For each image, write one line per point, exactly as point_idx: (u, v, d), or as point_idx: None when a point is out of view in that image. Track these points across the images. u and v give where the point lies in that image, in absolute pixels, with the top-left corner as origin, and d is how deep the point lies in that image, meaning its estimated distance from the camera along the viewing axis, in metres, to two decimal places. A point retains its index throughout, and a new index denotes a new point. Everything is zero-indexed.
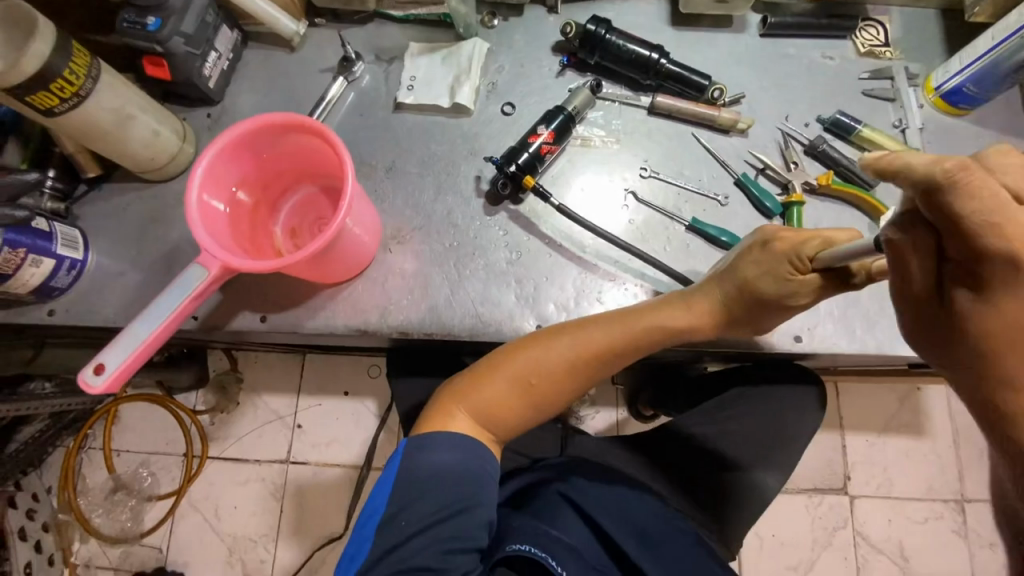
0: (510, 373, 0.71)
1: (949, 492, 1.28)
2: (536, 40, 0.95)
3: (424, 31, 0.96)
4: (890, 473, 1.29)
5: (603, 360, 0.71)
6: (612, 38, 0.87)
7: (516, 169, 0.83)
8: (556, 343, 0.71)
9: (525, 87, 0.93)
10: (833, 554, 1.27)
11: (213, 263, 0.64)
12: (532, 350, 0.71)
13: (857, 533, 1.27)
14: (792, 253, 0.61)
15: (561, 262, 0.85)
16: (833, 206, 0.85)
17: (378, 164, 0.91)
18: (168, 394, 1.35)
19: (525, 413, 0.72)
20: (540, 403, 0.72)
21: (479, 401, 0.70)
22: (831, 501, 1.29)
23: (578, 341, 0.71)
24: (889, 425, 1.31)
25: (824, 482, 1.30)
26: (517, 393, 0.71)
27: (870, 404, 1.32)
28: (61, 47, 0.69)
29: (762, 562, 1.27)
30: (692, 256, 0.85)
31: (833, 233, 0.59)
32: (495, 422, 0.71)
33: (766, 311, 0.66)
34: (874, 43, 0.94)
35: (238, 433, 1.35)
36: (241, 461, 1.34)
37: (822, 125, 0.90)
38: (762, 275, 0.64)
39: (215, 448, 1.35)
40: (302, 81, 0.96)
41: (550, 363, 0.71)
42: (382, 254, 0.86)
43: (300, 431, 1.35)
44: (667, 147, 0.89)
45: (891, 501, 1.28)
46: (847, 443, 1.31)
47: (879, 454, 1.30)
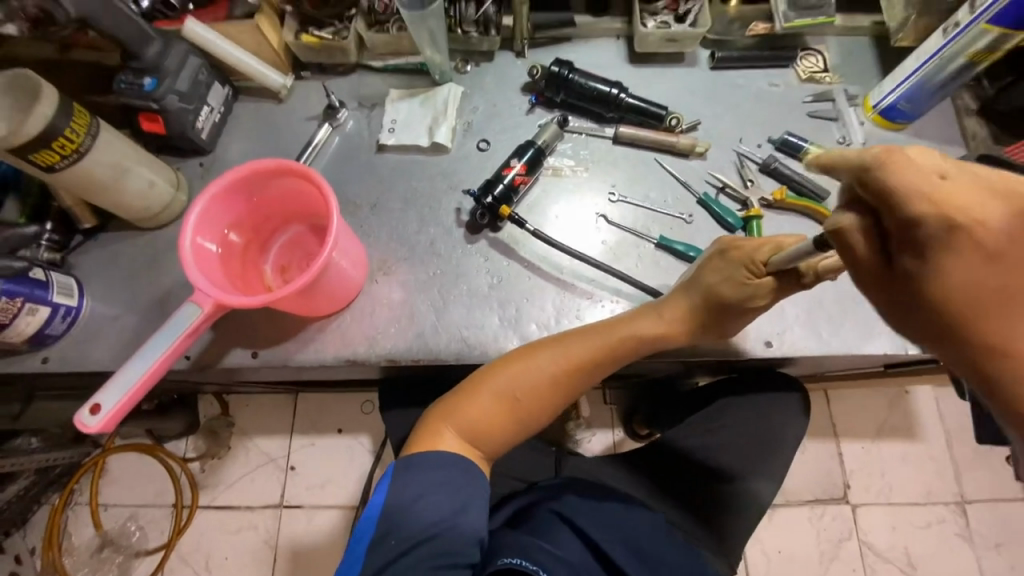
0: (495, 391, 0.73)
1: (949, 495, 1.29)
2: (506, 82, 1.03)
3: (404, 79, 1.04)
4: (889, 480, 1.31)
5: (584, 373, 0.74)
6: (575, 78, 0.95)
7: (493, 200, 0.89)
8: (537, 360, 0.74)
9: (499, 124, 1.00)
10: (841, 565, 1.26)
11: (206, 300, 0.67)
12: (515, 367, 0.74)
13: (863, 542, 1.28)
14: (747, 259, 0.66)
15: (540, 284, 0.90)
16: (790, 218, 0.92)
17: (363, 202, 0.96)
18: (158, 443, 1.34)
19: (511, 430, 0.74)
20: (526, 420, 0.74)
21: (465, 420, 0.72)
22: (834, 512, 1.29)
23: (558, 357, 0.74)
24: (881, 431, 1.34)
25: (824, 492, 1.30)
26: (502, 411, 0.73)
27: (861, 410, 1.35)
28: (64, 109, 0.75)
29: None
30: (664, 272, 0.90)
31: (783, 238, 0.65)
32: (483, 440, 0.73)
33: (730, 315, 0.70)
34: (814, 70, 1.03)
35: (230, 478, 1.34)
36: (233, 508, 1.32)
37: (773, 145, 0.97)
38: (722, 281, 0.69)
39: (206, 496, 1.33)
40: (290, 129, 1.02)
41: (532, 379, 0.74)
42: (369, 285, 0.90)
43: (293, 473, 1.34)
44: (633, 173, 0.96)
45: (893, 508, 1.29)
46: (844, 452, 1.33)
47: (877, 461, 1.32)
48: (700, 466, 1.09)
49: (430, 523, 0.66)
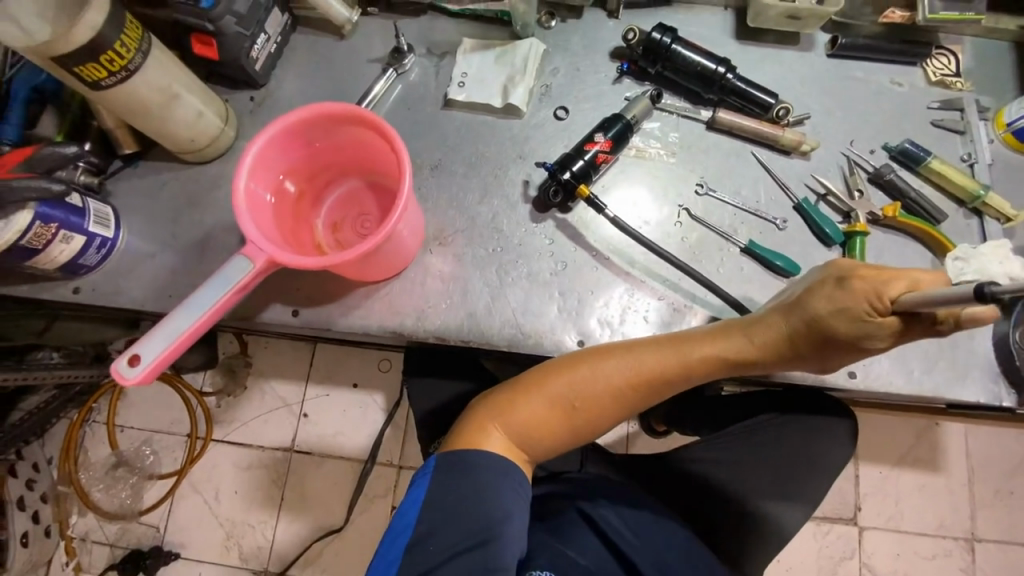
0: (552, 394, 0.68)
1: (959, 530, 1.25)
2: (593, 45, 0.92)
3: (479, 27, 0.93)
4: (901, 506, 1.26)
5: (653, 386, 0.68)
6: (677, 49, 0.84)
7: (569, 177, 0.80)
8: (601, 366, 0.68)
9: (580, 92, 0.90)
10: None
11: (260, 256, 0.61)
12: (575, 371, 0.68)
13: (863, 564, 1.24)
14: (871, 293, 0.57)
15: (607, 277, 0.82)
16: (897, 239, 0.82)
17: (424, 162, 0.88)
18: (177, 372, 1.32)
19: (563, 435, 0.69)
20: (582, 428, 0.69)
21: (517, 419, 0.68)
22: (840, 530, 1.26)
23: (626, 365, 0.68)
24: (902, 459, 1.28)
25: (834, 510, 1.26)
26: (556, 413, 0.68)
27: (889, 437, 1.29)
28: (115, 18, 0.66)
29: None
30: (746, 282, 0.81)
31: (919, 274, 0.55)
32: (532, 442, 0.69)
33: (831, 351, 0.62)
34: (944, 72, 0.90)
35: (244, 417, 1.33)
36: (245, 446, 1.32)
37: (889, 153, 0.86)
38: (835, 314, 0.59)
39: (221, 431, 1.32)
40: (348, 70, 0.93)
41: (595, 385, 0.68)
42: (422, 255, 0.83)
43: (306, 421, 1.32)
44: (725, 164, 0.86)
45: (899, 535, 1.25)
46: (860, 473, 1.28)
47: (891, 487, 1.27)
48: (733, 480, 1.04)
49: (474, 530, 0.62)
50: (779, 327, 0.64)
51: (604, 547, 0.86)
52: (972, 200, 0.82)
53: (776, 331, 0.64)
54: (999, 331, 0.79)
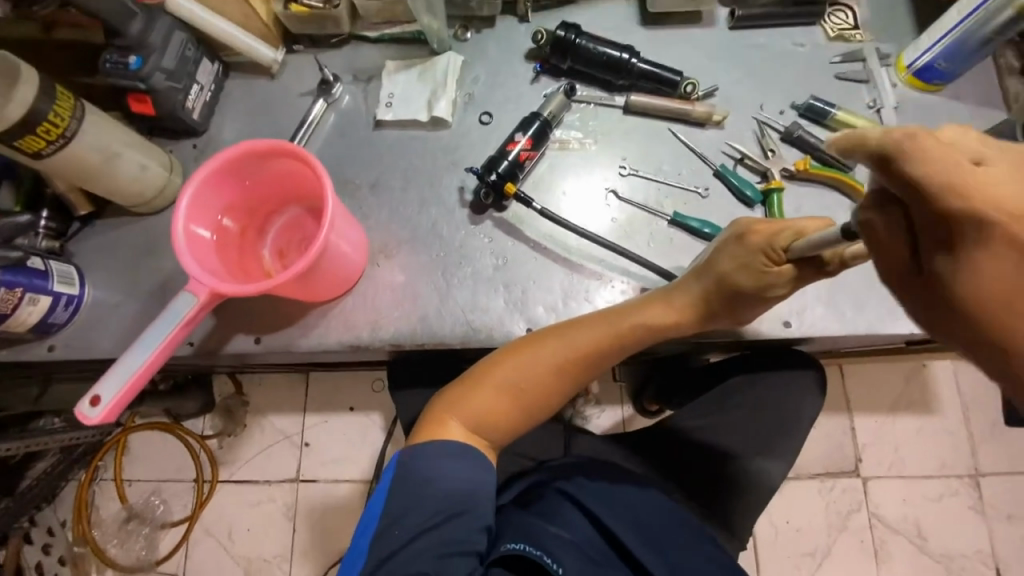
0: (499, 380, 0.72)
1: (962, 467, 1.27)
2: (509, 50, 0.97)
3: (400, 49, 0.98)
4: (902, 453, 1.29)
5: (589, 360, 0.73)
6: (583, 43, 0.89)
7: (497, 177, 0.84)
8: (542, 348, 0.73)
9: (501, 95, 0.95)
10: (850, 537, 1.26)
11: (201, 289, 0.65)
12: (518, 356, 0.73)
13: (873, 514, 1.27)
14: (766, 245, 0.62)
15: (547, 264, 0.87)
16: (815, 190, 0.87)
17: (362, 182, 0.92)
18: (177, 420, 1.38)
19: (515, 419, 0.73)
20: (530, 409, 0.73)
21: (470, 411, 0.72)
22: (845, 484, 1.28)
23: (563, 345, 0.73)
24: (897, 405, 1.31)
25: (836, 465, 1.29)
26: (506, 399, 0.72)
27: (875, 385, 1.32)
28: (46, 90, 0.72)
29: (778, 551, 1.26)
30: (677, 251, 0.86)
31: (807, 223, 0.60)
32: (487, 430, 0.72)
33: (744, 303, 0.67)
34: (843, 27, 0.94)
35: (247, 455, 1.36)
36: (252, 482, 1.35)
37: (797, 111, 0.91)
38: (739, 269, 0.65)
39: (226, 472, 1.36)
40: (284, 107, 0.98)
41: (537, 368, 0.72)
42: (370, 269, 0.88)
43: (308, 450, 1.36)
44: (645, 144, 0.91)
45: (904, 481, 1.28)
46: (856, 425, 1.31)
47: (889, 434, 1.30)
48: (708, 443, 1.08)
49: (436, 510, 0.67)
50: (695, 286, 0.70)
51: (590, 526, 0.87)
52: None
53: (692, 290, 0.70)
54: None
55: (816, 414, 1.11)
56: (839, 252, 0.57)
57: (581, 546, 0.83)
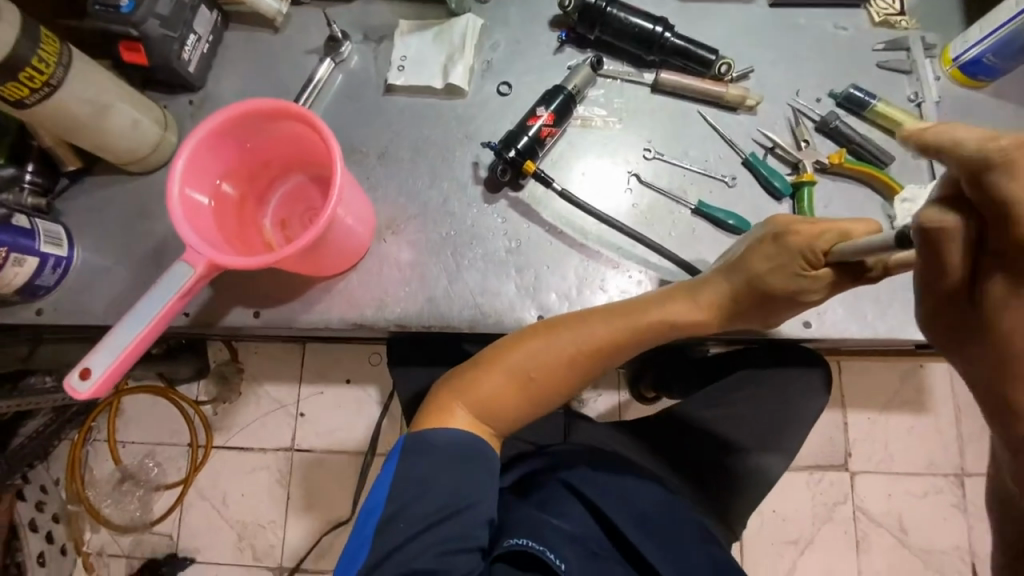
0: (510, 370, 0.70)
1: (949, 466, 1.28)
2: (532, 15, 0.90)
3: (414, 7, 0.91)
4: (891, 449, 1.29)
5: (604, 355, 0.70)
6: (613, 12, 0.82)
7: (515, 154, 0.80)
8: (558, 340, 0.70)
9: (522, 65, 0.88)
10: (834, 528, 1.28)
11: (199, 260, 0.61)
12: (533, 346, 0.70)
13: (858, 507, 1.28)
14: (804, 247, 0.59)
15: (562, 249, 0.83)
16: (847, 185, 0.82)
17: (370, 150, 0.87)
18: (171, 385, 1.33)
19: (524, 410, 0.71)
20: (540, 400, 0.71)
21: (478, 400, 0.69)
22: (832, 477, 1.29)
23: (579, 337, 0.70)
24: (890, 403, 1.31)
25: (825, 458, 1.30)
26: (516, 390, 0.70)
27: (872, 381, 1.31)
28: (29, 31, 0.66)
29: (761, 541, 1.28)
30: (698, 241, 0.82)
31: (851, 225, 0.57)
32: (494, 421, 0.70)
33: (773, 305, 0.64)
34: (889, 11, 0.88)
35: (242, 422, 1.35)
36: (245, 450, 1.34)
37: (835, 100, 0.85)
38: (771, 269, 0.62)
39: (220, 438, 1.35)
40: (287, 65, 0.91)
41: (551, 359, 0.70)
42: (376, 244, 0.83)
43: (302, 420, 1.34)
44: (671, 128, 0.86)
45: (891, 476, 1.29)
46: (849, 421, 1.31)
47: (880, 430, 1.30)
48: (709, 437, 1.07)
49: (440, 504, 0.65)
50: (721, 284, 0.67)
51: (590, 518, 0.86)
52: None
53: (717, 288, 0.67)
54: None
55: (820, 411, 1.11)
56: (884, 260, 0.54)
57: (582, 538, 0.81)
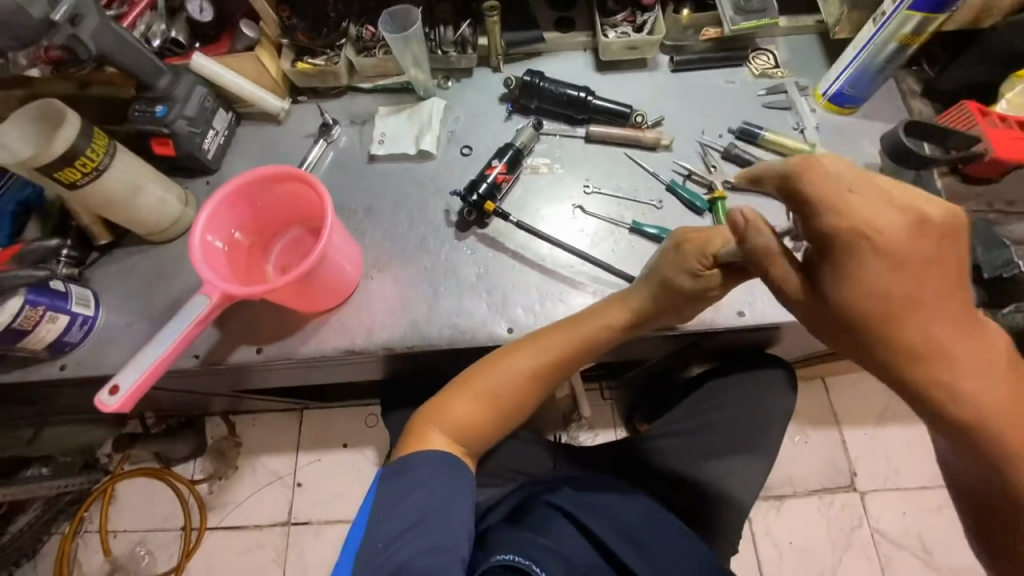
0: (473, 389, 0.79)
1: None
2: (485, 94, 1.13)
3: (391, 97, 1.14)
4: (895, 463, 1.33)
5: (555, 365, 0.81)
6: (545, 85, 1.05)
7: (478, 198, 0.96)
8: (514, 357, 0.80)
9: (479, 132, 1.09)
10: (856, 555, 1.27)
11: (214, 291, 0.73)
12: (496, 365, 0.81)
13: (875, 530, 1.29)
14: (699, 252, 0.72)
15: (524, 270, 0.97)
16: (754, 198, 0.99)
17: (356, 207, 1.04)
18: (167, 467, 1.39)
19: (489, 423, 0.80)
20: (503, 412, 0.80)
21: (448, 419, 0.78)
22: (843, 501, 1.31)
23: (531, 353, 0.81)
24: (884, 416, 1.36)
25: (831, 481, 1.32)
26: (481, 406, 0.79)
27: (857, 392, 1.38)
28: (86, 131, 0.84)
29: (784, 573, 1.27)
30: (637, 255, 0.97)
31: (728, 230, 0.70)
32: (464, 435, 0.79)
33: (684, 303, 0.77)
34: (766, 67, 1.11)
35: (238, 498, 1.37)
36: (240, 528, 1.35)
37: (733, 135, 1.05)
38: (677, 275, 0.75)
39: (215, 517, 1.36)
40: (289, 148, 1.12)
41: (513, 371, 0.80)
42: (364, 281, 0.97)
43: (300, 489, 1.37)
44: (606, 167, 1.04)
45: (901, 492, 1.31)
46: (847, 440, 1.35)
47: (880, 446, 1.34)
48: (693, 445, 1.12)
49: (419, 511, 0.71)
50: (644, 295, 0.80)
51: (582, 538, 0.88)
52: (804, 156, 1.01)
53: (641, 298, 0.80)
54: None
55: (791, 410, 1.16)
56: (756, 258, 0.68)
57: (570, 558, 0.84)
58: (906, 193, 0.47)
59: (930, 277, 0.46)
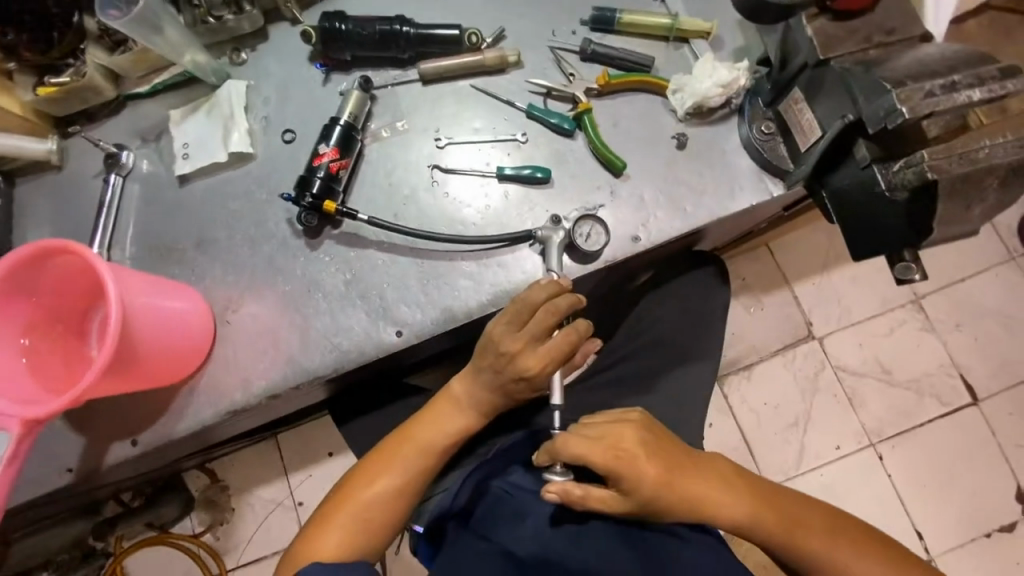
0: (355, 491, 0.74)
1: (902, 297, 1.30)
2: (288, 58, 0.91)
3: (179, 94, 0.92)
4: (846, 302, 1.30)
5: (434, 443, 0.77)
6: (349, 28, 0.85)
7: (313, 199, 0.81)
8: (393, 445, 0.77)
9: (298, 109, 0.90)
10: (824, 397, 1.27)
11: (11, 423, 0.62)
12: (360, 483, 0.74)
13: (837, 367, 1.28)
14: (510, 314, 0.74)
15: (394, 261, 0.84)
16: (626, 98, 0.85)
17: (187, 245, 0.87)
18: (163, 530, 1.24)
19: (379, 521, 0.74)
20: (391, 507, 0.75)
21: (331, 529, 0.72)
22: (803, 352, 1.29)
23: (409, 437, 0.77)
24: (826, 261, 1.31)
25: (789, 336, 1.29)
26: (366, 506, 0.73)
27: (807, 248, 1.31)
28: None
29: (766, 439, 1.25)
30: (514, 205, 0.84)
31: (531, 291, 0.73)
32: (353, 544, 0.72)
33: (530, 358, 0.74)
34: None
35: (246, 535, 1.25)
36: (259, 561, 1.24)
37: (587, 27, 0.88)
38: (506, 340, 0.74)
39: (231, 560, 1.25)
40: (85, 196, 0.91)
41: (378, 490, 0.74)
42: (223, 329, 0.84)
43: (303, 508, 1.26)
44: (454, 110, 0.88)
45: (856, 327, 1.30)
46: (798, 295, 1.30)
47: (830, 290, 1.30)
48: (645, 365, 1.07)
49: None
50: (489, 379, 0.76)
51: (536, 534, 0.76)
52: (670, 31, 0.86)
53: (488, 382, 0.77)
54: (744, 134, 0.82)
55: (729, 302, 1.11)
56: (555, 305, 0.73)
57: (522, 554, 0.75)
58: (640, 442, 0.72)
59: (688, 494, 0.74)
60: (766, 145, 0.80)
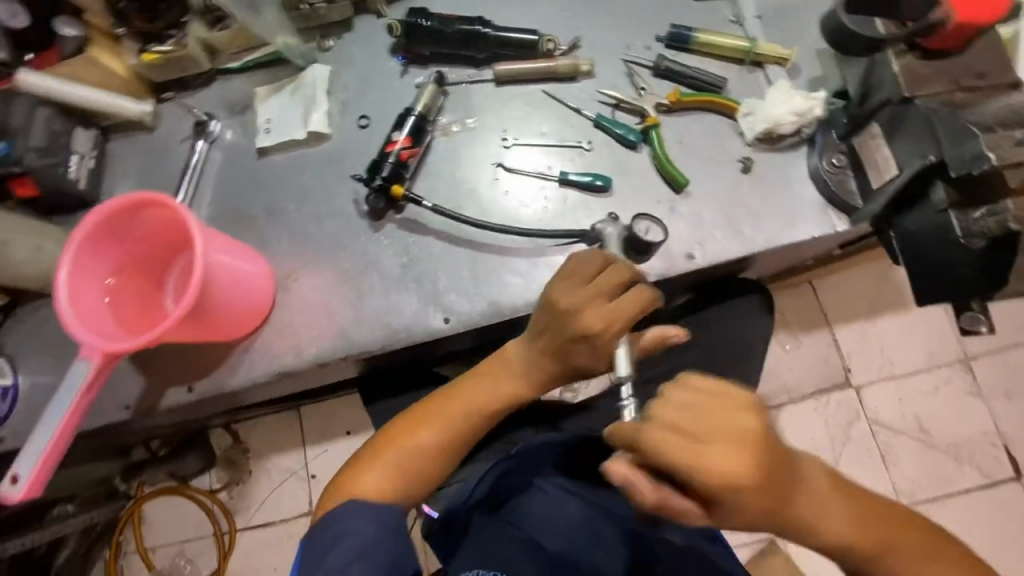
0: (400, 438, 0.75)
1: (950, 355, 1.25)
2: (371, 48, 0.96)
3: (267, 73, 0.98)
4: (889, 353, 1.26)
5: (484, 406, 0.77)
6: (433, 25, 0.89)
7: (382, 182, 0.85)
8: (442, 400, 0.78)
9: (374, 97, 0.94)
10: (856, 447, 1.23)
11: (93, 353, 0.67)
12: (409, 426, 0.76)
13: (873, 420, 1.24)
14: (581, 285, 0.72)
15: (449, 250, 0.87)
16: (695, 116, 0.86)
17: (257, 213, 0.93)
18: (184, 482, 1.29)
19: (419, 470, 0.74)
20: (435, 458, 0.75)
21: (374, 470, 0.73)
22: (837, 398, 1.25)
23: (461, 394, 0.78)
24: (876, 306, 1.26)
25: (825, 381, 1.25)
26: (408, 454, 0.74)
27: (852, 290, 1.27)
28: None
29: None
30: (572, 209, 0.86)
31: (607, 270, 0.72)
32: (394, 485, 0.73)
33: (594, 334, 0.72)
34: None
35: (260, 498, 1.29)
36: (268, 525, 1.28)
37: (663, 43, 0.90)
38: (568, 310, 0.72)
39: (243, 520, 1.29)
40: (170, 157, 0.98)
41: (422, 440, 0.75)
42: (282, 295, 0.88)
43: (316, 481, 1.29)
44: (523, 111, 0.90)
45: (897, 381, 1.25)
46: (839, 337, 1.26)
47: (875, 337, 1.26)
48: None
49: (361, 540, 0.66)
50: (544, 345, 0.75)
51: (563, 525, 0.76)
52: (747, 55, 0.86)
53: (543, 348, 0.76)
54: (812, 165, 0.81)
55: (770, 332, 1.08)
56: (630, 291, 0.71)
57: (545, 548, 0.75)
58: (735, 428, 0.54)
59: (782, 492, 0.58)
60: (835, 178, 0.79)
